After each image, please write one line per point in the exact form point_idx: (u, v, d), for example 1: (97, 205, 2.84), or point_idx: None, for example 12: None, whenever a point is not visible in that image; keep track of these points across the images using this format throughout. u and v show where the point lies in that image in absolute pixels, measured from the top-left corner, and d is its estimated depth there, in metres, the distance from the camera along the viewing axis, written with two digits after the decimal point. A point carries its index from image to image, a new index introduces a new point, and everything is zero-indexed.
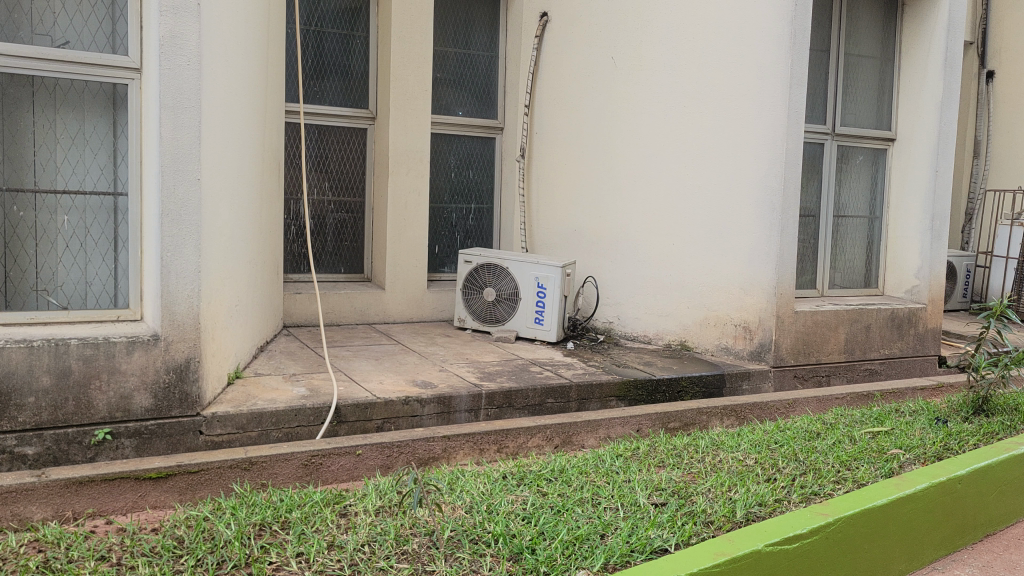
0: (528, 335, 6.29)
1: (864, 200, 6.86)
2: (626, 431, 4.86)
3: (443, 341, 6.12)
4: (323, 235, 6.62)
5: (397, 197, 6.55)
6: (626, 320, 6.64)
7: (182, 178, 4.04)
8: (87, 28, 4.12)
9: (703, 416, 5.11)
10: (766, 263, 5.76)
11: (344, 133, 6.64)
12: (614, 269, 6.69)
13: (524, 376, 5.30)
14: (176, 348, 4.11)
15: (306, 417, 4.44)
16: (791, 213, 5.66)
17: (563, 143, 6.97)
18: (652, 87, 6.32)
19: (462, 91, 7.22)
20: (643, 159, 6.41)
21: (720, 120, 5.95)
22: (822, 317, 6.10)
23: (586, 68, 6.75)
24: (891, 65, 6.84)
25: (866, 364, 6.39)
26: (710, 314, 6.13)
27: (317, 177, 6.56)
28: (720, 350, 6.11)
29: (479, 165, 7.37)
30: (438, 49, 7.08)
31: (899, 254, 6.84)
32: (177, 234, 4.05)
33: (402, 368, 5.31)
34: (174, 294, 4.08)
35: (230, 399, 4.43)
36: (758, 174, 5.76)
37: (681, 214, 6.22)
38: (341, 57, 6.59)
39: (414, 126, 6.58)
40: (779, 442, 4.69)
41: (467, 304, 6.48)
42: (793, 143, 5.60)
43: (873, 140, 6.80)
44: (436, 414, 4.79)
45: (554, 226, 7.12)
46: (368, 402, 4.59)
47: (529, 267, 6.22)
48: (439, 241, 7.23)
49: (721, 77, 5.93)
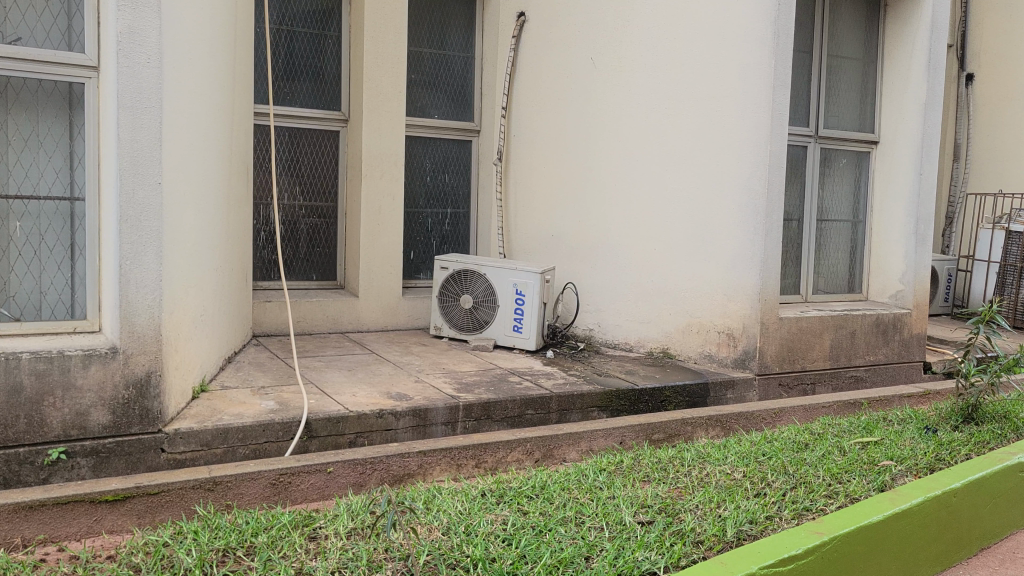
0: (506, 344, 6.11)
1: (847, 203, 6.77)
2: (610, 444, 4.70)
3: (419, 350, 5.92)
4: (294, 240, 6.40)
5: (371, 202, 6.35)
6: (607, 327, 6.47)
7: (142, 182, 3.82)
8: (41, 24, 3.89)
9: (688, 427, 4.96)
10: (750, 268, 5.64)
11: (316, 136, 6.43)
12: (594, 275, 6.52)
13: (503, 386, 5.12)
14: (135, 361, 3.88)
15: (275, 433, 4.23)
16: (775, 216, 5.55)
17: (541, 146, 6.81)
18: (633, 88, 6.18)
19: (437, 93, 7.04)
20: (624, 163, 6.26)
21: (703, 122, 5.82)
22: (806, 323, 5.99)
23: (565, 70, 6.59)
24: (874, 67, 6.75)
25: (851, 371, 6.29)
26: (693, 320, 5.99)
27: (288, 181, 6.33)
28: (703, 358, 5.97)
29: (455, 169, 7.18)
30: (412, 50, 6.90)
31: (883, 258, 6.74)
32: (138, 241, 3.83)
33: (376, 379, 5.11)
34: (134, 304, 3.85)
35: (194, 414, 4.20)
36: (742, 177, 5.64)
37: (663, 218, 6.07)
38: (312, 58, 6.38)
39: (388, 128, 6.39)
40: (767, 454, 4.56)
41: (443, 311, 6.28)
42: (777, 144, 5.49)
43: (856, 142, 6.71)
44: (412, 428, 4.60)
45: (533, 231, 6.94)
46: (340, 415, 4.39)
47: (507, 274, 6.05)
48: (414, 247, 7.04)
49: (705, 78, 5.80)
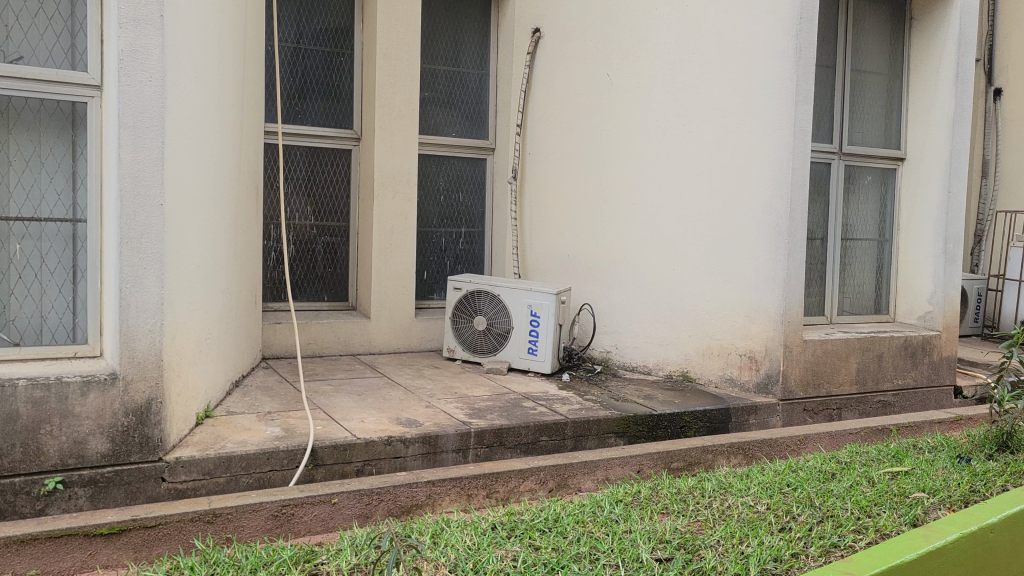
0: (521, 366, 5.95)
1: (872, 221, 6.57)
2: (627, 473, 4.52)
3: (431, 373, 5.78)
4: (305, 261, 6.29)
5: (383, 222, 6.24)
6: (625, 349, 6.30)
7: (144, 204, 3.72)
8: (44, 43, 3.81)
9: (709, 455, 4.77)
10: (773, 288, 5.47)
11: (328, 155, 6.33)
12: (611, 295, 6.35)
13: (516, 412, 4.96)
14: (135, 388, 3.76)
15: (279, 461, 4.09)
16: (798, 235, 5.40)
17: (557, 164, 6.67)
18: (651, 104, 6.03)
19: (451, 111, 6.93)
20: (641, 181, 6.11)
21: (722, 138, 5.67)
22: (832, 346, 5.79)
23: (581, 86, 6.46)
24: (899, 82, 6.57)
25: (879, 396, 6.07)
26: (713, 342, 5.81)
27: (299, 200, 6.24)
28: (724, 382, 5.79)
29: (470, 188, 7.06)
30: (426, 67, 6.80)
31: (911, 278, 6.53)
32: (139, 264, 3.72)
33: (385, 404, 4.97)
34: (134, 328, 3.74)
35: (197, 442, 4.07)
36: (764, 195, 5.48)
37: (682, 237, 5.91)
38: (324, 76, 6.30)
39: (401, 147, 6.28)
40: (791, 484, 4.37)
41: (457, 333, 6.14)
42: (799, 162, 5.35)
43: (881, 159, 6.52)
44: (421, 456, 4.45)
45: (548, 250, 6.79)
46: (347, 443, 4.25)
47: (522, 295, 5.90)
48: (428, 267, 6.91)
49: (724, 93, 5.65)
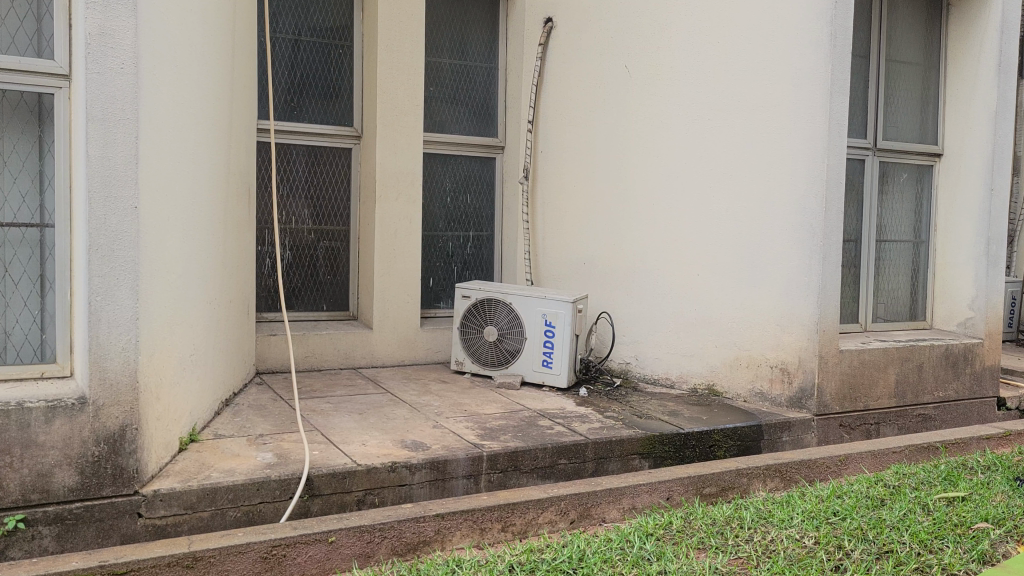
0: (535, 380, 5.53)
1: (908, 222, 6.14)
2: (655, 500, 4.09)
3: (438, 388, 5.36)
4: (302, 268, 5.88)
5: (386, 226, 5.83)
6: (645, 361, 5.87)
7: (114, 207, 3.32)
8: (6, 26, 3.39)
9: (744, 479, 4.34)
10: (807, 296, 5.06)
11: (325, 154, 5.92)
12: (630, 303, 5.93)
13: (532, 432, 4.54)
14: (107, 413, 3.35)
15: (271, 492, 3.68)
16: (833, 238, 5.00)
17: (570, 163, 6.26)
18: (672, 97, 5.62)
19: (458, 107, 6.51)
20: (662, 180, 5.70)
21: (750, 134, 5.27)
22: (870, 356, 5.36)
23: (596, 80, 6.05)
24: (936, 72, 6.15)
25: (919, 410, 5.64)
26: (742, 354, 5.39)
27: (295, 203, 5.82)
28: (754, 396, 5.36)
29: (477, 189, 6.64)
30: (430, 61, 6.38)
31: (950, 282, 6.10)
32: (109, 274, 3.32)
33: (389, 424, 4.55)
34: (105, 347, 3.33)
35: (179, 471, 3.66)
36: (796, 195, 5.08)
37: (706, 241, 5.50)
38: (322, 70, 5.89)
39: (404, 145, 5.87)
40: (839, 513, 3.93)
41: (465, 344, 5.72)
42: (835, 158, 4.95)
43: (916, 155, 6.10)
44: (429, 483, 4.03)
45: (561, 254, 6.38)
46: (346, 470, 3.83)
47: (535, 303, 5.49)
48: (434, 273, 6.49)
49: (752, 85, 5.24)
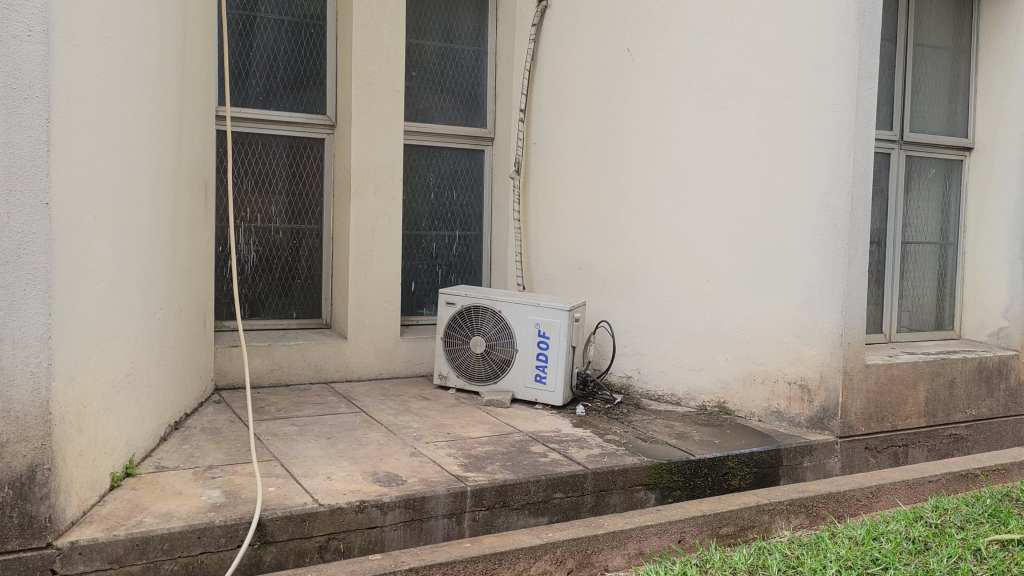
0: (526, 397, 4.98)
1: (935, 222, 5.61)
2: (664, 544, 3.55)
3: (419, 407, 4.80)
4: (269, 271, 5.31)
5: (362, 224, 5.27)
6: (648, 374, 5.32)
7: (20, 203, 2.74)
8: None
9: (765, 516, 3.81)
10: (830, 304, 4.53)
11: (295, 145, 5.34)
12: (631, 311, 5.38)
13: (523, 461, 3.99)
14: (11, 452, 2.76)
15: (215, 541, 3.12)
16: (860, 240, 4.48)
17: (566, 157, 5.70)
18: (679, 83, 5.07)
19: (443, 94, 5.92)
20: (667, 174, 5.15)
21: (766, 124, 4.73)
22: (898, 371, 4.83)
23: (595, 64, 5.49)
24: (966, 58, 5.62)
25: (950, 430, 5.10)
26: (756, 368, 4.85)
27: (261, 199, 5.25)
28: (770, 415, 4.83)
29: (465, 184, 6.05)
30: (413, 42, 5.79)
31: (981, 288, 5.58)
32: (15, 285, 2.74)
33: (359, 452, 3.99)
34: (9, 372, 2.75)
35: (105, 517, 3.10)
36: (818, 190, 4.55)
37: (715, 243, 4.96)
38: (291, 51, 5.30)
39: (383, 135, 5.31)
40: (880, 561, 3.39)
41: (450, 356, 5.16)
42: (862, 150, 4.43)
43: (944, 148, 5.57)
44: (403, 525, 3.47)
45: (556, 257, 5.82)
46: (305, 512, 3.27)
47: (527, 311, 4.94)
48: (416, 277, 5.93)
49: (769, 70, 4.70)
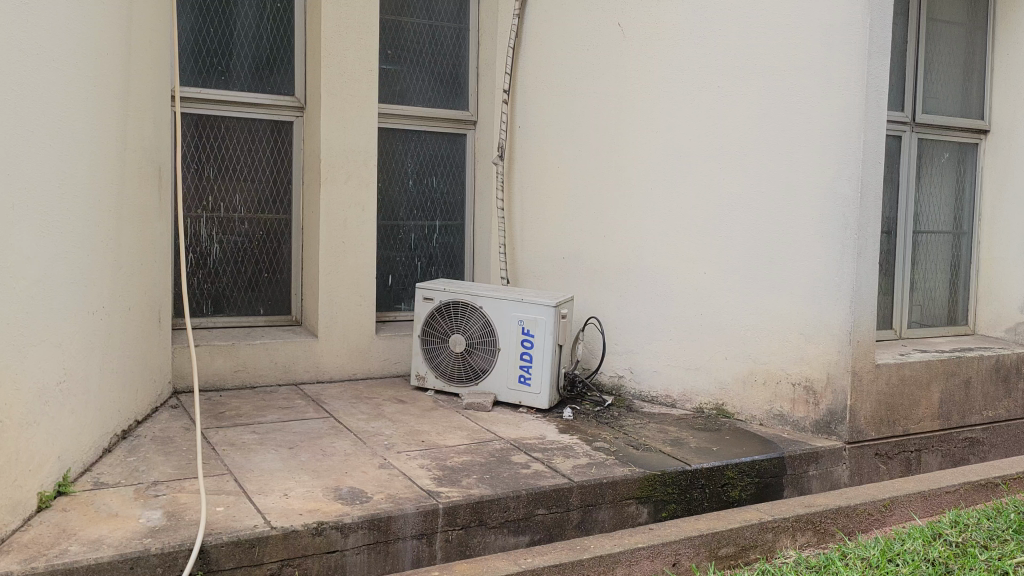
0: (509, 399, 4.63)
1: (948, 210, 5.25)
2: (657, 568, 3.21)
3: (393, 411, 4.44)
4: (234, 264, 4.95)
5: (333, 213, 4.91)
6: (641, 374, 4.96)
7: None
8: None
9: (769, 535, 3.47)
10: (837, 299, 4.18)
11: (261, 128, 4.97)
12: (623, 306, 5.03)
13: (503, 473, 3.63)
14: None
15: (149, 571, 2.75)
16: (869, 229, 4.12)
17: (554, 141, 5.33)
18: (675, 60, 4.69)
19: (422, 74, 5.54)
20: (662, 159, 4.78)
21: (767, 105, 4.36)
22: (910, 371, 4.47)
23: (583, 41, 5.12)
24: (981, 34, 5.24)
25: (966, 433, 4.76)
26: (757, 368, 4.50)
27: (224, 187, 4.89)
28: (772, 419, 4.48)
29: (446, 170, 5.68)
30: (390, 18, 5.40)
31: (997, 281, 5.23)
32: None
33: (323, 464, 3.63)
34: None
35: (26, 545, 2.73)
36: (824, 175, 4.19)
37: (714, 233, 4.60)
38: (256, 27, 4.92)
39: (356, 117, 4.94)
40: None
41: (428, 356, 4.81)
42: (873, 132, 4.06)
43: (958, 131, 5.20)
44: (367, 548, 3.11)
45: (543, 248, 5.45)
46: (255, 536, 2.91)
47: (510, 307, 4.58)
48: (394, 270, 5.56)
49: (771, 46, 4.33)
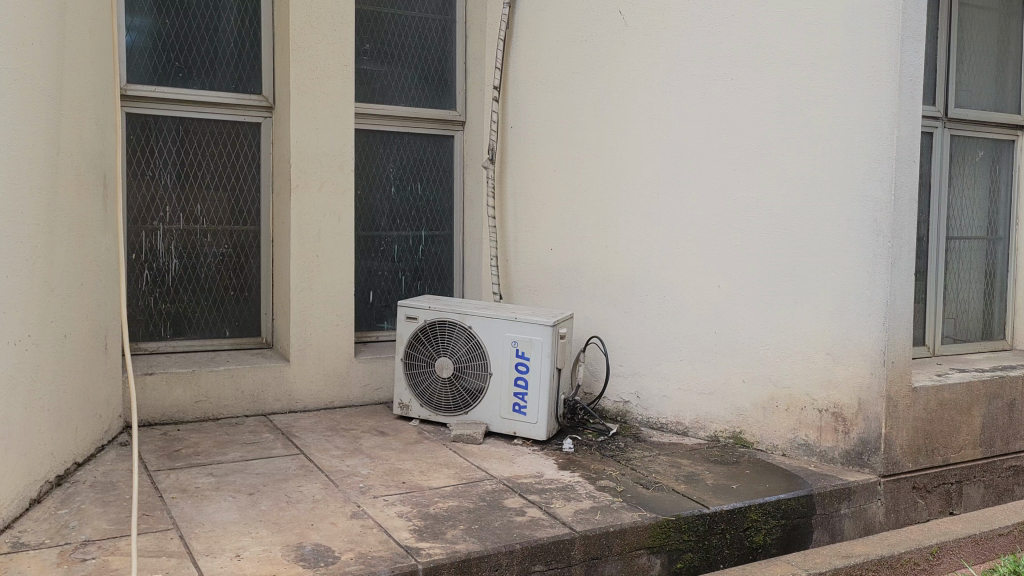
0: (502, 430, 4.15)
1: (983, 213, 4.77)
2: None
3: (371, 445, 3.96)
4: (196, 281, 4.49)
5: (305, 223, 4.44)
6: (649, 398, 4.49)
7: None
8: None
9: None
10: (868, 315, 3.70)
11: (225, 130, 4.51)
12: (628, 323, 4.55)
13: (494, 522, 3.14)
14: None
15: None
16: (904, 235, 3.65)
17: (549, 142, 4.86)
18: (682, 50, 4.23)
19: (404, 70, 5.07)
20: (668, 161, 4.32)
21: (786, 98, 3.90)
22: (951, 395, 3.97)
23: (580, 32, 4.66)
24: (1016, 20, 4.78)
25: (1010, 461, 4.27)
26: (779, 392, 4.01)
27: (183, 196, 4.43)
28: (795, 449, 3.99)
29: (432, 176, 5.21)
30: (368, 9, 4.93)
31: None
32: None
33: (286, 514, 3.15)
34: None
35: None
36: (852, 176, 3.72)
37: (728, 242, 4.13)
38: (216, 17, 4.45)
39: (329, 117, 4.48)
40: None
41: (412, 382, 4.33)
42: (907, 127, 3.59)
43: (993, 126, 4.74)
44: None
45: (539, 261, 4.98)
46: None
47: (503, 327, 4.11)
48: (376, 285, 5.10)
49: (790, 32, 3.86)
